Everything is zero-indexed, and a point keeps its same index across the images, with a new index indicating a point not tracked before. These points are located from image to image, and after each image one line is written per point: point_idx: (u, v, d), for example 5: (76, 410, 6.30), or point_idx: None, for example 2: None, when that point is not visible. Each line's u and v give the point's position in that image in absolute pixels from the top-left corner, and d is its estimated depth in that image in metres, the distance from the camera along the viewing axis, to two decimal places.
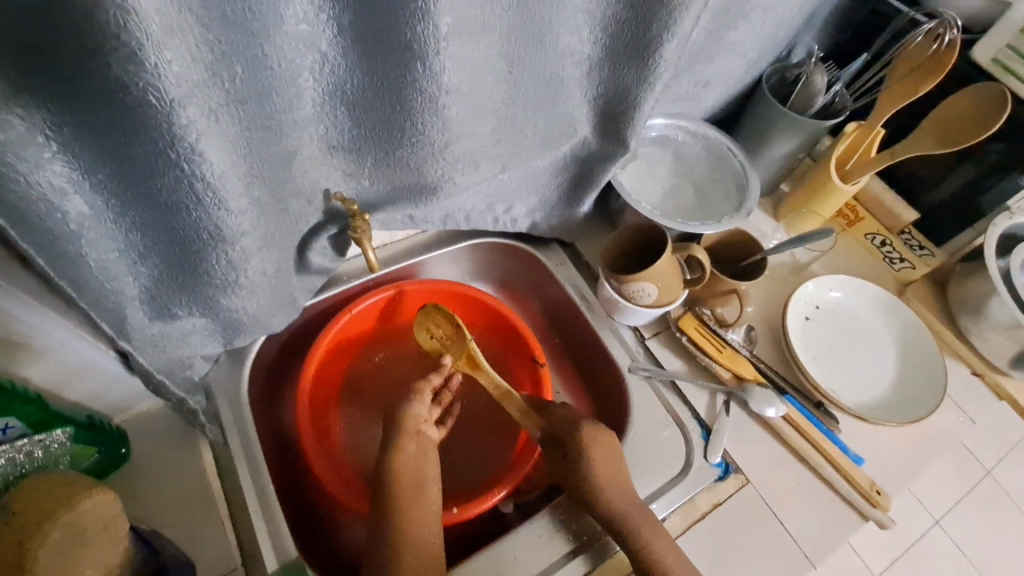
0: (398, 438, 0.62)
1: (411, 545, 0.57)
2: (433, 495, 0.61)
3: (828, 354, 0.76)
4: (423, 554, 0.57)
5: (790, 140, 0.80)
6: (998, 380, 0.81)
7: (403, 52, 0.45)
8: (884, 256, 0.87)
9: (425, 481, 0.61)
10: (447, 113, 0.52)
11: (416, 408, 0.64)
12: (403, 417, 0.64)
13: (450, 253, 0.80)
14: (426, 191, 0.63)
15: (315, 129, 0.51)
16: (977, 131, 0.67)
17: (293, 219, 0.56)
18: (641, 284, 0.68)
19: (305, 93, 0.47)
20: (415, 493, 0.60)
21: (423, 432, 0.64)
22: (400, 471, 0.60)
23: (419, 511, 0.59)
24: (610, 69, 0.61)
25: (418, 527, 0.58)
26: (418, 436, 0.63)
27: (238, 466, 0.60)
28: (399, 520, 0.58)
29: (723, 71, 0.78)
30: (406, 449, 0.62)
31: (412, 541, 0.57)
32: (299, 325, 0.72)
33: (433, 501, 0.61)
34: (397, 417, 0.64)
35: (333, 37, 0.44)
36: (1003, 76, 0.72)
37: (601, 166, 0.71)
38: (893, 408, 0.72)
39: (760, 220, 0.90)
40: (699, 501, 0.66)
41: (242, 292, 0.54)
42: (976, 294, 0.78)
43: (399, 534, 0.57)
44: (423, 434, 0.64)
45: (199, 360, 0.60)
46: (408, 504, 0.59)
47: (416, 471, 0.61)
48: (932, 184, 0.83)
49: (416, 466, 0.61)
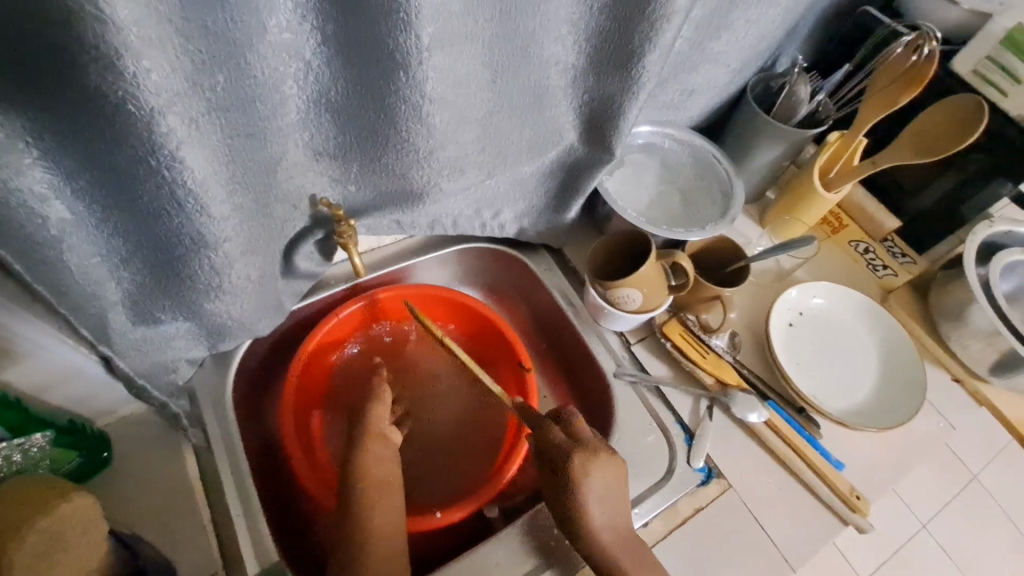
0: (364, 443, 0.64)
1: (379, 536, 0.60)
2: (397, 491, 0.63)
3: (811, 361, 0.77)
4: (393, 550, 0.60)
5: (773, 147, 0.82)
6: (978, 386, 0.82)
7: (383, 63, 0.45)
8: (867, 264, 0.88)
9: (391, 482, 0.63)
10: (431, 122, 0.52)
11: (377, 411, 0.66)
12: (367, 420, 0.66)
13: (437, 258, 0.81)
14: (412, 196, 0.63)
15: (299, 136, 0.51)
16: (960, 133, 0.66)
17: (278, 225, 0.57)
18: (626, 291, 0.70)
19: (288, 100, 0.47)
20: (388, 504, 0.62)
21: (389, 433, 0.66)
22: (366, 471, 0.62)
23: (383, 508, 0.61)
24: (595, 77, 0.62)
25: (379, 524, 0.60)
26: (382, 437, 0.65)
27: (221, 470, 0.60)
28: (366, 518, 0.60)
29: (708, 81, 0.78)
30: (373, 446, 0.64)
31: (378, 536, 0.60)
32: (286, 330, 0.73)
33: (394, 500, 0.63)
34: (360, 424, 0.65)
35: (317, 46, 0.45)
36: (980, 86, 0.74)
37: (587, 173, 0.72)
38: (874, 413, 0.73)
39: (745, 226, 0.91)
40: (681, 506, 0.67)
41: (226, 298, 0.54)
42: (955, 302, 0.79)
43: (373, 544, 0.59)
44: (387, 435, 0.66)
45: (184, 364, 0.61)
46: (374, 502, 0.61)
47: (379, 471, 0.63)
48: (913, 193, 0.85)
49: (379, 470, 0.63)
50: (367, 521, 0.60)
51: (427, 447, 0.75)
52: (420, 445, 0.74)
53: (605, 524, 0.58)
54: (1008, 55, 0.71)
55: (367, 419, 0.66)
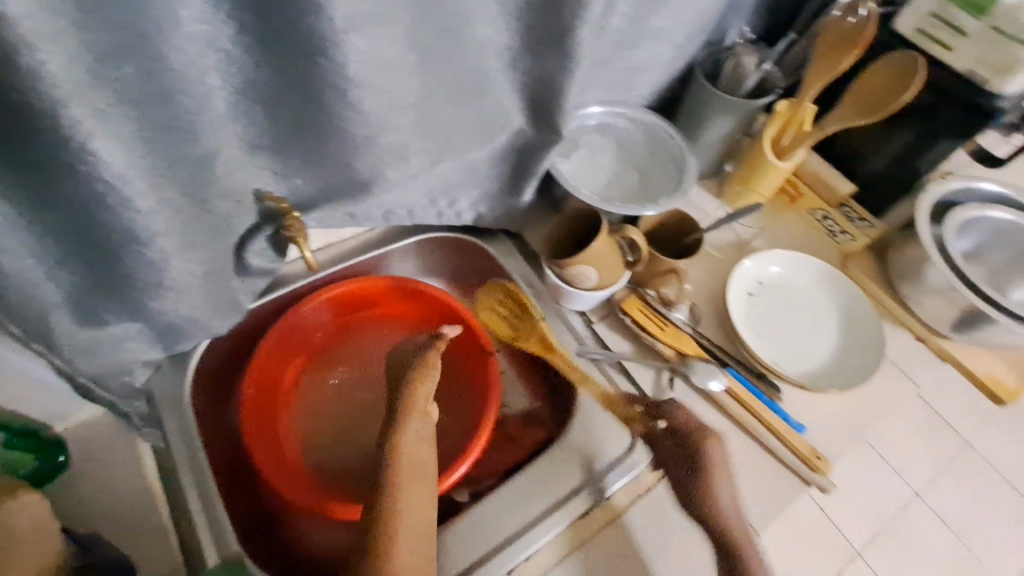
0: (402, 418, 0.56)
1: (408, 526, 0.52)
2: (432, 478, 0.55)
3: (771, 327, 0.78)
4: (421, 548, 0.52)
5: (724, 119, 0.82)
6: (940, 344, 0.82)
7: (304, 49, 0.46)
8: (826, 230, 0.88)
9: (427, 465, 0.56)
10: (362, 107, 0.52)
11: (421, 383, 0.59)
12: (408, 389, 0.58)
13: (399, 250, 0.81)
14: (358, 185, 0.63)
15: (233, 130, 0.51)
16: (901, 85, 0.67)
17: (222, 221, 0.57)
18: (581, 268, 0.70)
19: (215, 93, 0.47)
20: (422, 493, 0.54)
21: (430, 411, 0.59)
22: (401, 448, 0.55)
23: (416, 496, 0.54)
24: (531, 57, 0.62)
25: (408, 513, 0.52)
26: (425, 412, 0.58)
27: (181, 472, 0.60)
28: (395, 504, 0.52)
29: (654, 57, 0.79)
30: (411, 423, 0.56)
31: (411, 530, 0.52)
32: (247, 328, 0.73)
33: (430, 488, 0.55)
34: (399, 396, 0.58)
35: (235, 36, 0.45)
36: (927, 44, 0.73)
37: (537, 155, 0.73)
38: (833, 374, 0.74)
39: (703, 201, 0.92)
40: (644, 476, 0.68)
41: (170, 295, 0.54)
42: (910, 262, 0.79)
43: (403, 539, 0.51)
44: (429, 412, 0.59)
45: (140, 367, 0.61)
46: (407, 489, 0.54)
47: (417, 451, 0.56)
48: (867, 157, 0.85)
49: (413, 450, 0.55)
50: (398, 507, 0.52)
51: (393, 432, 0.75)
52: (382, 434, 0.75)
53: (733, 513, 0.61)
54: (952, 10, 0.70)
55: (409, 388, 0.58)
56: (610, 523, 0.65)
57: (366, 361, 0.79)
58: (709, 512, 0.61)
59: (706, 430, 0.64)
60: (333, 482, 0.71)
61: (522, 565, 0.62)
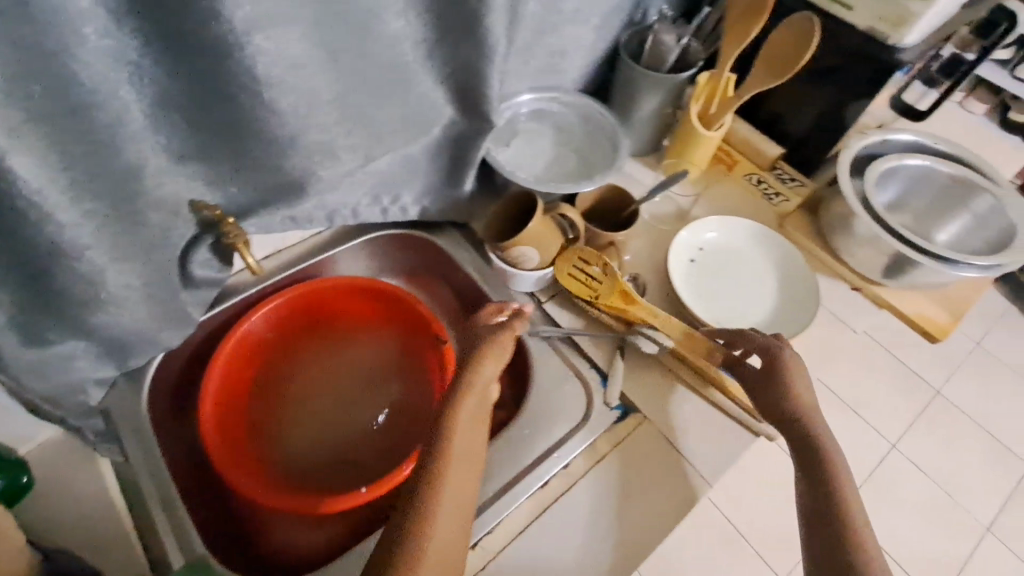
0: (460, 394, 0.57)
1: (447, 504, 0.52)
2: (478, 459, 0.56)
3: (713, 289, 0.81)
4: (458, 519, 0.53)
5: (652, 95, 0.85)
6: (875, 292, 0.85)
7: (212, 54, 0.47)
8: (762, 193, 0.92)
9: (478, 443, 0.57)
10: (278, 107, 0.54)
11: (490, 359, 0.59)
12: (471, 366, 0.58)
13: (348, 250, 0.82)
14: (293, 187, 0.64)
15: (155, 142, 0.53)
16: (806, 41, 0.71)
17: (157, 234, 0.58)
18: (523, 249, 0.73)
19: (131, 106, 0.48)
20: (468, 473, 0.55)
21: (489, 390, 0.59)
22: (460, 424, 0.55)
23: (463, 471, 0.55)
24: (447, 48, 0.65)
25: (450, 496, 0.53)
26: (484, 391, 0.58)
27: (143, 484, 0.62)
28: (444, 475, 0.53)
29: (576, 39, 0.81)
30: (469, 401, 0.57)
31: (451, 505, 0.53)
32: (200, 341, 0.73)
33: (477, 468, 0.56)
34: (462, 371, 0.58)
35: (142, 48, 0.46)
36: (829, 4, 0.77)
37: (471, 144, 0.75)
38: (774, 327, 0.78)
39: (639, 172, 0.94)
40: (599, 443, 0.70)
41: (112, 309, 0.56)
42: (837, 216, 0.83)
43: (444, 515, 0.52)
44: (488, 391, 0.59)
45: (92, 385, 0.62)
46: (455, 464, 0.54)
47: (469, 430, 0.56)
48: (791, 119, 0.89)
49: (469, 436, 0.56)
50: (443, 483, 0.53)
51: (361, 425, 0.76)
52: (349, 428, 0.76)
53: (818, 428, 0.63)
54: None
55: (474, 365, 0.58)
56: (567, 490, 0.67)
57: (328, 360, 0.80)
58: (794, 417, 0.63)
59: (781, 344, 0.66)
60: (302, 480, 0.72)
61: (484, 538, 0.63)
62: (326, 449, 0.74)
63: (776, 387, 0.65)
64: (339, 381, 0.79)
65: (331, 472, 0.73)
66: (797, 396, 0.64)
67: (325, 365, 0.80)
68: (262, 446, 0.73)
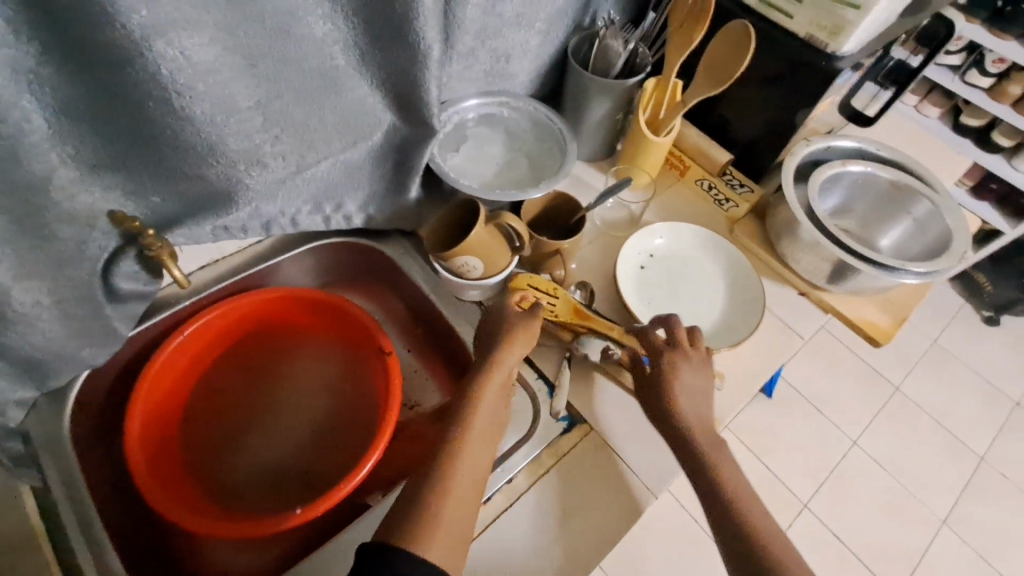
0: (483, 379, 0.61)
1: (460, 484, 0.55)
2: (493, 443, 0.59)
3: (662, 295, 0.81)
4: (467, 500, 0.55)
5: (600, 101, 0.85)
6: (821, 297, 0.84)
7: (114, 61, 0.45)
8: (714, 199, 0.92)
9: (492, 430, 0.60)
10: (193, 115, 0.51)
11: (519, 347, 0.64)
12: (493, 354, 0.63)
13: (290, 258, 0.79)
14: (220, 198, 0.62)
15: (62, 153, 0.50)
16: (743, 46, 0.72)
17: (72, 247, 0.55)
18: (465, 259, 0.71)
19: (31, 115, 0.46)
20: (480, 458, 0.57)
21: (511, 377, 0.64)
22: (480, 410, 0.59)
23: (477, 455, 0.57)
24: (381, 53, 0.63)
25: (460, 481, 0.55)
26: (504, 380, 0.62)
27: (60, 512, 0.58)
28: (462, 455, 0.56)
29: (521, 44, 0.80)
30: (491, 386, 0.61)
31: (459, 489, 0.54)
32: (128, 358, 0.70)
33: (490, 454, 0.59)
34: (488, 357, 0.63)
35: (39, 56, 0.43)
36: (769, 12, 0.77)
37: (412, 151, 0.73)
38: (722, 332, 0.78)
39: (591, 177, 0.94)
40: (545, 456, 0.69)
41: (18, 327, 0.54)
42: (783, 223, 0.83)
43: (455, 496, 0.54)
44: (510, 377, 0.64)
45: (11, 407, 0.60)
46: (473, 446, 0.57)
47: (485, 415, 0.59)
48: (739, 125, 0.89)
49: (486, 422, 0.59)
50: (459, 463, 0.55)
51: (302, 438, 0.74)
52: (289, 442, 0.74)
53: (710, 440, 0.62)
54: None
55: (500, 351, 0.63)
56: (509, 507, 0.65)
57: (267, 371, 0.78)
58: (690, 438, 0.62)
59: (678, 354, 0.66)
60: (238, 498, 0.69)
61: None
62: (263, 465, 0.72)
63: (660, 400, 0.64)
64: (279, 393, 0.77)
65: (269, 489, 0.70)
66: (678, 409, 0.63)
67: (264, 377, 0.77)
68: (197, 469, 0.70)
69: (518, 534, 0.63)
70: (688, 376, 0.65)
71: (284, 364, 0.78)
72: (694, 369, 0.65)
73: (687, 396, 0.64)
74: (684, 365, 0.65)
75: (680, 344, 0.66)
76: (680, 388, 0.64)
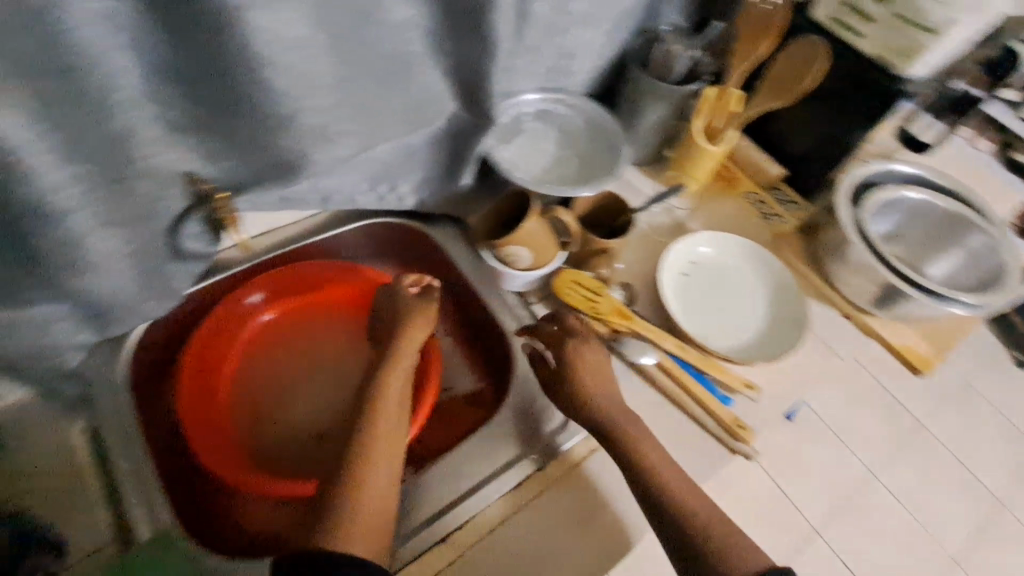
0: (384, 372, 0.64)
1: (373, 477, 0.56)
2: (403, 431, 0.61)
3: (702, 303, 0.81)
4: (386, 490, 0.56)
5: (657, 106, 0.85)
6: (865, 320, 0.86)
7: (211, 26, 0.47)
8: (760, 212, 0.91)
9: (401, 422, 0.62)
10: (274, 86, 0.54)
11: (404, 349, 0.67)
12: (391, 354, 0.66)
13: (346, 233, 0.82)
14: (287, 170, 0.64)
15: (151, 113, 0.52)
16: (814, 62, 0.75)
17: (146, 203, 0.57)
18: (515, 249, 0.72)
19: (127, 73, 0.48)
20: (393, 450, 0.59)
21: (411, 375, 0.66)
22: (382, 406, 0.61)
23: (387, 444, 0.58)
24: (453, 40, 0.64)
25: (375, 477, 0.56)
26: (402, 377, 0.65)
27: (113, 455, 0.61)
28: (371, 443, 0.58)
29: (585, 43, 0.81)
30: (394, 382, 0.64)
31: (379, 477, 0.56)
32: (187, 311, 0.73)
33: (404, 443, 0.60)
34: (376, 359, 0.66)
35: (143, 16, 0.45)
36: (841, 32, 0.77)
37: (470, 140, 0.75)
38: (760, 346, 0.78)
39: (639, 181, 0.94)
40: (577, 449, 0.70)
41: (93, 272, 0.56)
42: (832, 242, 0.83)
43: (371, 484, 0.55)
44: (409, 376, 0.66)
45: (71, 350, 0.62)
46: (380, 435, 0.59)
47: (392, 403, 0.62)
48: (794, 141, 0.89)
49: (393, 416, 0.61)
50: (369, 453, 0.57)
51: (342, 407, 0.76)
52: (329, 409, 0.76)
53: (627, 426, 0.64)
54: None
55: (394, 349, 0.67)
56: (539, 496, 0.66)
57: (315, 339, 0.80)
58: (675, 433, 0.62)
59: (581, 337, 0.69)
60: (275, 457, 0.72)
61: (455, 534, 0.63)
62: (301, 429, 0.74)
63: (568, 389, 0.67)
64: (323, 360, 0.79)
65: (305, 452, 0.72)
66: (586, 390, 0.66)
67: (311, 344, 0.80)
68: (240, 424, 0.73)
69: (546, 522, 0.65)
70: (590, 356, 0.68)
71: (331, 334, 0.80)
72: (596, 349, 0.69)
73: (592, 377, 0.66)
74: (585, 347, 0.68)
75: (578, 330, 0.70)
76: (582, 369, 0.67)
